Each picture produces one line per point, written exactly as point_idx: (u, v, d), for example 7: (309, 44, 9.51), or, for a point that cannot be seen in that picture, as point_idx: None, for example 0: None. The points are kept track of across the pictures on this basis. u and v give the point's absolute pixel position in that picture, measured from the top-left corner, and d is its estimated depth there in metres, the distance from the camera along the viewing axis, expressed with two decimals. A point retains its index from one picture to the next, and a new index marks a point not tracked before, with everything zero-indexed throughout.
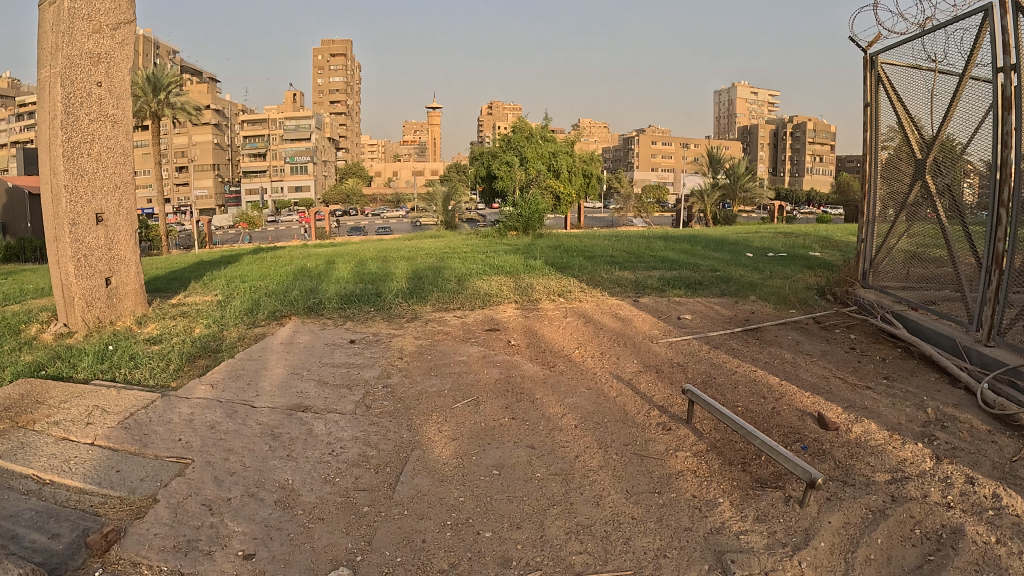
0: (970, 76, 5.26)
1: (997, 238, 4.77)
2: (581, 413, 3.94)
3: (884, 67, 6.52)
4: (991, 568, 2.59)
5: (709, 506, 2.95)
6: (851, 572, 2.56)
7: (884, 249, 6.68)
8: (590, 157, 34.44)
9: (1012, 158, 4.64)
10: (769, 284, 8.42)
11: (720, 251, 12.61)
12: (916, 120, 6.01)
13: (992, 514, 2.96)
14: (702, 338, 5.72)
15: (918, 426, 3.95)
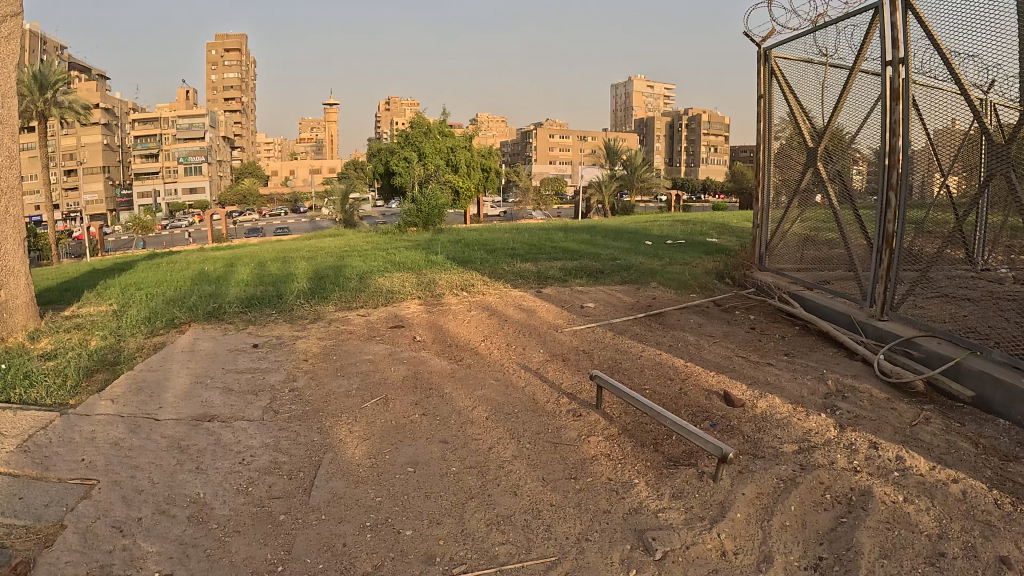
0: (859, 69, 5.50)
1: (886, 220, 4.98)
2: (492, 404, 3.95)
3: (777, 61, 6.74)
4: (901, 526, 2.72)
5: (625, 487, 3.01)
6: (768, 539, 2.65)
7: (779, 233, 6.92)
8: (488, 151, 34.48)
9: (899, 145, 4.88)
10: (668, 270, 8.62)
11: (620, 240, 12.81)
12: (807, 111, 6.24)
13: (896, 475, 3.12)
14: (606, 325, 5.81)
15: (820, 398, 4.11)
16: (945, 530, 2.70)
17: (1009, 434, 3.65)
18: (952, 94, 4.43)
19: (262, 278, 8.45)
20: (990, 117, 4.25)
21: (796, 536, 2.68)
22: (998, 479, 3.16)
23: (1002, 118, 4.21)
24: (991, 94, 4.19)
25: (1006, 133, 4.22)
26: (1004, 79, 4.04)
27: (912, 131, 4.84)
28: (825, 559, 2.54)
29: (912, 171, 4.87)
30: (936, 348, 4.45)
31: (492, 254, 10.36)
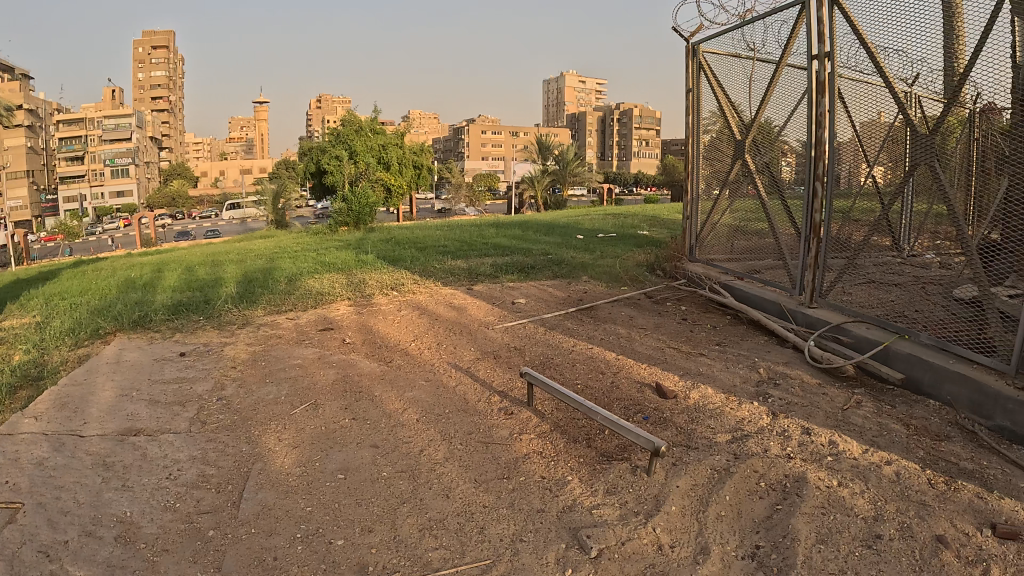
0: (786, 63, 5.59)
1: (813, 211, 5.07)
2: (422, 406, 3.91)
3: (705, 56, 6.81)
4: (837, 510, 2.77)
5: (558, 485, 3.00)
6: (704, 530, 2.66)
7: (709, 224, 7.01)
8: (420, 148, 34.30)
9: (825, 137, 4.98)
10: (599, 263, 8.66)
11: (553, 235, 12.83)
12: (736, 104, 6.31)
13: (830, 460, 3.17)
14: (538, 321, 5.80)
15: (753, 386, 4.16)
16: (880, 513, 2.76)
17: (939, 414, 3.77)
18: (878, 87, 4.56)
19: (190, 283, 8.27)
20: (914, 109, 4.37)
21: (732, 525, 2.70)
22: (930, 460, 3.24)
23: (926, 110, 4.33)
24: (915, 87, 4.32)
25: (928, 125, 4.34)
26: (927, 73, 4.17)
27: (838, 123, 4.94)
28: (763, 547, 2.57)
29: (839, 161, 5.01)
30: (866, 333, 4.55)
31: (423, 252, 10.28)
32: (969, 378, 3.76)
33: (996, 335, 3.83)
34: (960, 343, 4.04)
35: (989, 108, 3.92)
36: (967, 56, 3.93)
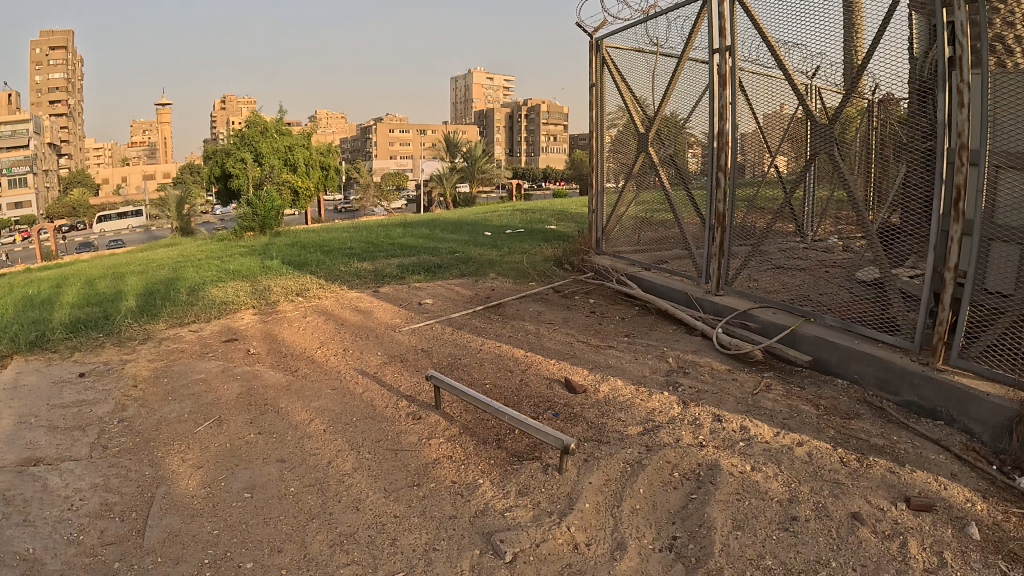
0: (689, 57, 5.68)
1: (717, 201, 5.28)
2: (329, 415, 3.86)
3: (608, 50, 6.87)
4: (751, 494, 2.90)
5: (469, 489, 3.02)
6: (619, 526, 2.73)
7: (614, 217, 7.16)
8: (328, 148, 33.89)
9: (728, 128, 5.13)
10: (507, 259, 8.70)
11: (460, 232, 12.80)
12: (639, 98, 6.40)
13: (742, 445, 3.29)
14: (447, 321, 5.78)
15: (662, 376, 4.23)
16: (795, 494, 2.89)
17: (848, 393, 3.95)
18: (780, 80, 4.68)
19: (88, 299, 7.95)
20: (814, 100, 4.52)
21: (648, 518, 2.79)
22: (841, 438, 3.39)
23: (826, 101, 4.46)
24: (816, 79, 4.45)
25: (828, 115, 4.50)
26: (828, 65, 4.29)
27: (741, 115, 5.09)
28: (680, 538, 2.67)
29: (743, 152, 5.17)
30: (772, 317, 4.75)
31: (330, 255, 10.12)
32: (875, 356, 3.95)
33: (899, 313, 4.06)
34: (864, 324, 4.25)
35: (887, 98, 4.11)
36: (866, 48, 4.08)
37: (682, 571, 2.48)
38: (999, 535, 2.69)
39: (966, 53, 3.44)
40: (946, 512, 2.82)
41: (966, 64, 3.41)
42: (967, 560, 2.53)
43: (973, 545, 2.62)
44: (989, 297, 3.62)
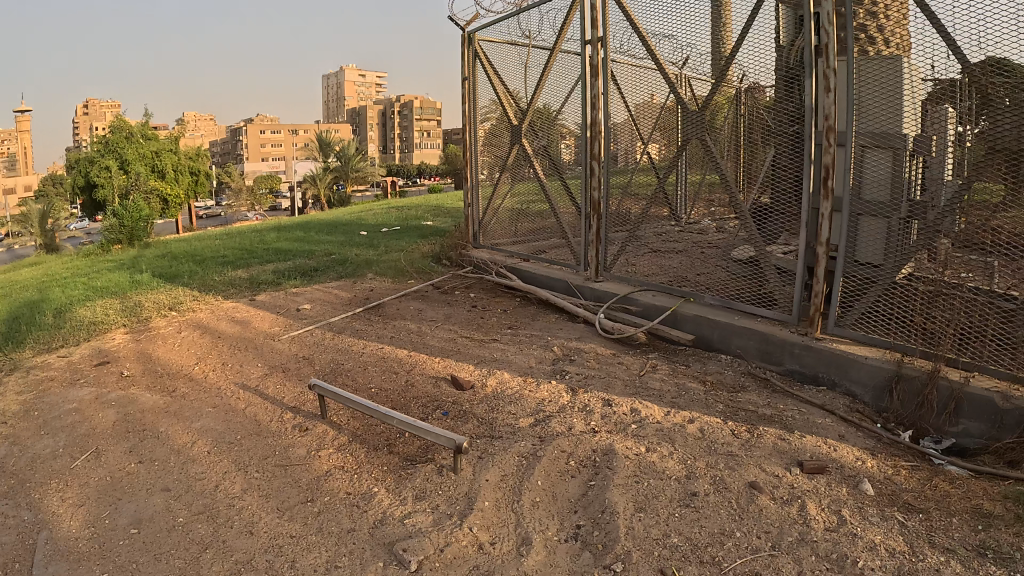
0: (560, 49, 6.00)
1: (592, 189, 5.54)
2: (213, 436, 3.76)
3: (481, 43, 6.98)
4: (650, 474, 3.06)
5: (364, 499, 3.04)
6: (522, 521, 2.81)
7: (491, 210, 7.35)
8: (198, 153, 32.86)
9: (600, 118, 5.38)
10: (384, 257, 8.72)
11: (334, 233, 12.59)
12: (512, 91, 6.61)
13: (634, 428, 3.50)
14: (326, 326, 5.69)
15: (549, 365, 4.50)
16: (693, 471, 3.08)
17: (734, 366, 4.35)
18: (651, 71, 4.93)
19: None
20: (685, 89, 4.79)
21: (550, 509, 2.89)
22: (731, 411, 3.67)
23: (696, 90, 4.78)
24: (684, 69, 4.70)
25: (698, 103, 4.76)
26: (695, 55, 4.52)
27: (612, 105, 5.32)
28: (583, 526, 2.77)
29: (614, 141, 5.39)
30: (652, 300, 5.10)
31: (201, 264, 9.71)
32: (757, 330, 4.37)
33: (775, 288, 4.50)
34: (741, 300, 4.71)
35: (753, 87, 4.33)
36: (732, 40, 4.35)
37: (591, 558, 2.57)
38: (888, 489, 3.00)
39: (833, 42, 3.79)
40: (837, 472, 3.11)
41: (833, 51, 3.80)
42: (865, 515, 2.78)
43: (868, 501, 2.89)
44: (859, 268, 4.07)
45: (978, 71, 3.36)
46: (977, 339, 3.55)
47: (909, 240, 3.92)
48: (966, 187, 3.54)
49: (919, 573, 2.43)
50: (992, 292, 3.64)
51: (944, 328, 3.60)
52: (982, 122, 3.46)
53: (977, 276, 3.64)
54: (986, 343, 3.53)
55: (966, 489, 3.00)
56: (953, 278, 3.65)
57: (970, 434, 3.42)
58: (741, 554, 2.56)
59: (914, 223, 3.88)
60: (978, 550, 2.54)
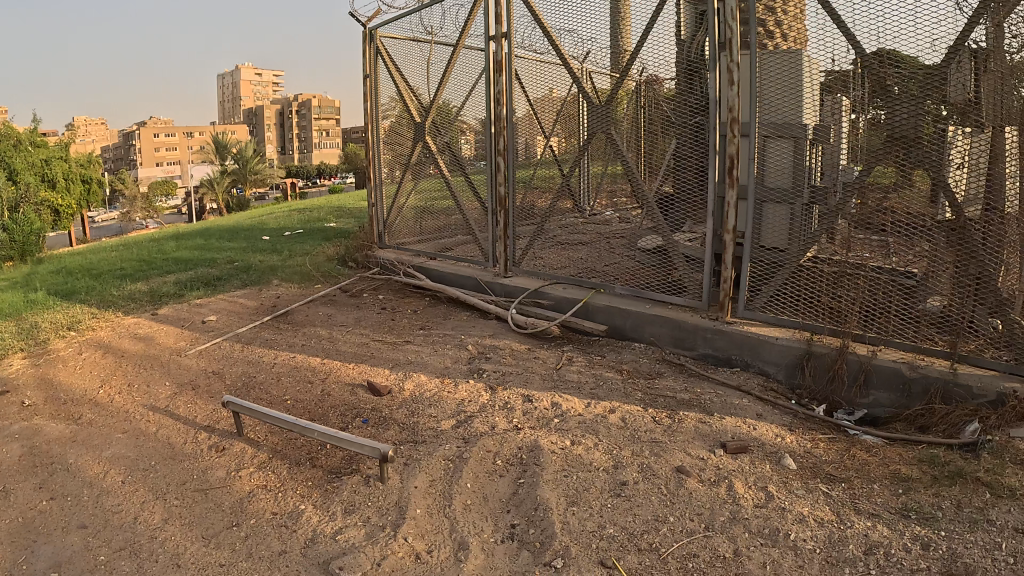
0: (464, 44, 6.06)
1: (499, 184, 5.86)
2: (125, 463, 3.59)
3: (384, 40, 6.95)
4: (578, 467, 3.33)
5: (292, 519, 2.99)
6: (456, 525, 2.91)
7: (394, 208, 7.38)
8: (87, 160, 31.52)
9: (504, 113, 5.75)
10: (287, 262, 8.58)
11: (233, 238, 12.24)
12: (415, 88, 6.68)
13: (558, 422, 3.80)
14: (233, 337, 5.52)
15: (464, 364, 4.73)
16: (620, 461, 3.39)
17: (650, 354, 4.83)
18: (555, 66, 5.34)
19: None
20: (588, 83, 5.21)
21: (482, 511, 3.02)
22: (651, 398, 4.14)
23: (597, 84, 5.18)
24: (586, 63, 5.14)
25: (602, 96, 5.18)
26: (597, 49, 5.00)
27: (516, 100, 5.67)
28: (518, 525, 2.92)
29: (516, 135, 5.74)
30: (562, 294, 5.49)
31: (94, 277, 9.14)
32: (670, 317, 4.87)
33: (684, 275, 4.97)
34: (650, 289, 5.19)
35: (651, 79, 4.77)
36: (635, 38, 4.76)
37: (530, 557, 2.72)
38: (808, 463, 3.50)
39: (734, 37, 4.30)
40: (758, 450, 3.57)
41: (736, 46, 4.27)
42: (791, 488, 3.22)
43: (792, 475, 3.35)
44: (766, 253, 4.66)
45: (875, 63, 3.98)
46: (882, 316, 4.14)
47: (810, 225, 4.48)
48: (866, 172, 4.11)
49: (849, 539, 2.85)
50: (892, 269, 4.15)
51: (851, 305, 4.15)
52: (876, 109, 4.06)
53: (877, 257, 4.15)
54: (890, 319, 4.12)
55: (882, 457, 3.56)
56: (856, 258, 4.21)
57: (881, 404, 4.00)
58: (677, 538, 2.84)
59: (815, 206, 4.46)
60: (902, 513, 3.03)
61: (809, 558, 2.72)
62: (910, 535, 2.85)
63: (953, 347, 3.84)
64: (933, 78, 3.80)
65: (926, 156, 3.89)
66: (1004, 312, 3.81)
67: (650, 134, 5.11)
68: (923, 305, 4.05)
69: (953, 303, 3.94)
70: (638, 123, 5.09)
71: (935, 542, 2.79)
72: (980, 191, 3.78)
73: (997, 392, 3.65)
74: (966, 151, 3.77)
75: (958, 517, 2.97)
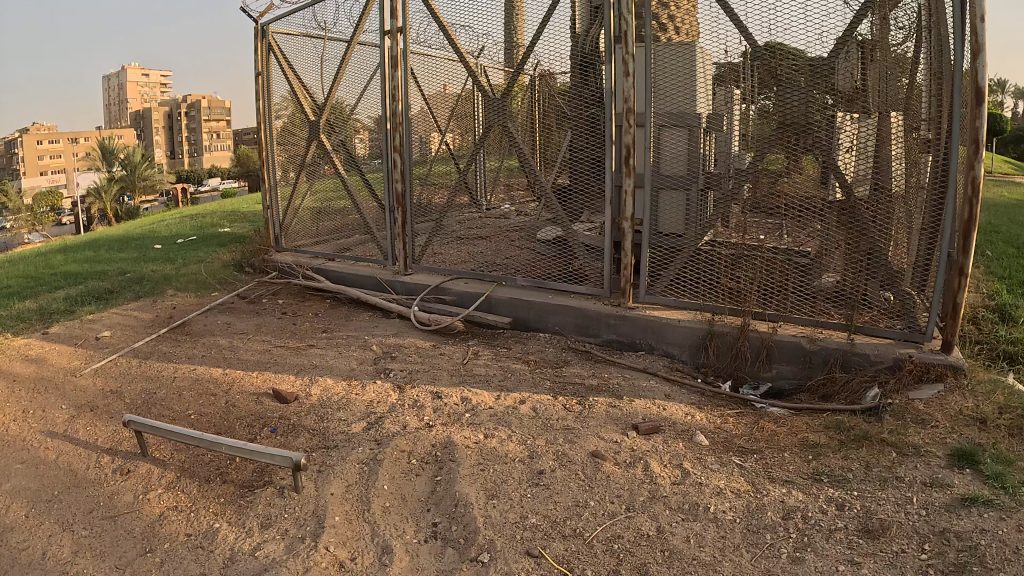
0: (359, 41, 6.10)
1: (395, 181, 5.80)
2: (25, 495, 3.45)
3: (277, 36, 6.84)
4: (492, 459, 3.36)
5: (209, 538, 2.94)
6: (378, 529, 2.91)
7: (290, 211, 7.28)
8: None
9: (399, 109, 5.70)
10: (182, 270, 8.36)
11: (123, 248, 11.79)
12: (308, 86, 6.60)
13: (468, 416, 3.83)
14: (130, 353, 5.34)
15: (371, 365, 4.71)
16: (534, 450, 3.43)
17: (556, 342, 4.95)
18: (449, 61, 5.37)
19: None
20: (482, 77, 5.21)
21: (403, 512, 3.03)
22: (560, 386, 4.21)
23: (492, 79, 5.22)
24: (481, 58, 5.18)
25: (497, 91, 5.22)
26: (491, 44, 5.08)
27: (409, 96, 5.66)
28: (441, 523, 2.94)
29: (412, 131, 5.72)
30: (464, 289, 5.53)
31: None
32: (573, 306, 5.01)
33: (585, 264, 5.19)
34: (552, 280, 5.36)
35: (544, 74, 4.88)
36: (533, 31, 4.83)
37: (456, 554, 2.73)
38: (718, 438, 3.60)
39: (631, 31, 4.42)
40: (668, 430, 3.66)
41: (632, 39, 4.41)
42: (705, 463, 3.32)
43: (704, 451, 3.44)
44: (664, 239, 4.86)
45: (763, 54, 4.15)
46: (780, 294, 4.44)
47: (705, 209, 4.69)
48: (758, 158, 4.32)
49: (766, 506, 2.96)
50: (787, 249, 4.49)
51: (750, 286, 4.44)
52: (765, 99, 4.23)
53: (772, 238, 4.47)
54: (787, 297, 4.44)
55: (789, 427, 3.71)
56: (753, 241, 4.44)
57: (784, 376, 4.34)
58: (600, 521, 2.89)
59: (709, 192, 4.61)
60: (815, 477, 3.17)
61: (730, 528, 2.82)
62: (824, 498, 2.99)
63: (851, 318, 4.24)
64: (820, 70, 4.05)
65: (817, 141, 4.19)
66: (894, 285, 4.22)
67: (546, 129, 5.23)
68: (817, 282, 4.40)
69: (847, 278, 4.33)
70: (532, 119, 5.21)
71: (849, 503, 2.95)
72: (866, 171, 4.13)
73: (893, 359, 4.03)
74: (855, 135, 4.10)
75: (868, 477, 3.15)
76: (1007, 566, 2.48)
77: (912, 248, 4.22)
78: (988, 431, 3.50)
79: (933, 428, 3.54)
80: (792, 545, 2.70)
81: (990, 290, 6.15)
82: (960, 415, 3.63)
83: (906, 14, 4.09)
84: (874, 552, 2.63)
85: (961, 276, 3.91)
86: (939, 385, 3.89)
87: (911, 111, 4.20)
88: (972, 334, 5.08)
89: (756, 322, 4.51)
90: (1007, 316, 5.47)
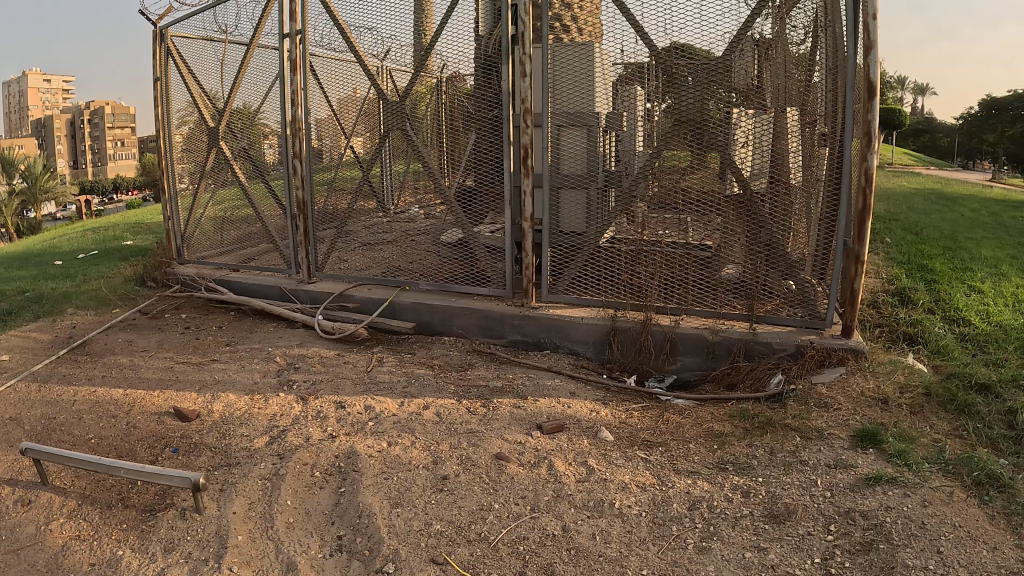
0: (259, 44, 5.97)
1: (295, 187, 5.71)
2: None
3: (175, 40, 6.63)
4: (397, 467, 3.31)
5: (110, 566, 2.82)
6: (282, 546, 2.83)
7: (191, 221, 7.09)
8: None
9: (300, 114, 5.58)
10: (78, 287, 8.07)
11: (20, 267, 11.30)
12: (210, 91, 6.44)
13: (373, 424, 3.78)
14: (26, 376, 5.10)
15: (274, 378, 4.60)
16: (439, 456, 3.40)
17: (462, 345, 4.94)
18: (351, 63, 5.30)
19: None
20: (384, 79, 5.19)
21: (307, 527, 2.95)
22: (465, 389, 4.19)
23: (396, 81, 5.16)
24: (386, 61, 5.12)
25: (397, 94, 5.19)
26: (397, 47, 5.02)
27: (312, 99, 5.57)
28: (346, 535, 2.87)
29: (314, 137, 5.63)
30: (368, 296, 5.46)
31: None
32: (477, 309, 4.99)
33: (487, 266, 5.21)
34: (456, 282, 5.36)
35: (453, 76, 4.84)
36: (433, 31, 4.85)
37: (360, 566, 2.67)
38: (622, 433, 3.62)
39: (528, 32, 4.46)
40: (573, 427, 3.67)
41: (530, 39, 4.46)
42: (611, 459, 3.33)
43: (610, 446, 3.46)
44: (566, 238, 4.82)
45: (663, 55, 4.20)
46: (682, 287, 4.54)
47: (606, 207, 4.65)
48: (656, 155, 4.34)
49: (671, 498, 2.98)
50: (687, 244, 4.50)
51: (651, 281, 4.51)
52: (665, 100, 4.27)
53: (673, 235, 4.47)
54: (689, 289, 4.53)
55: (693, 418, 3.76)
56: (652, 237, 4.50)
57: (688, 368, 4.41)
58: (506, 523, 2.87)
59: (609, 190, 4.60)
60: (719, 466, 3.21)
61: (636, 522, 2.83)
62: (729, 486, 3.03)
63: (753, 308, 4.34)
64: (717, 68, 4.13)
65: (714, 138, 4.25)
66: (794, 274, 4.34)
67: (452, 130, 5.12)
68: (718, 274, 4.49)
69: (747, 269, 4.42)
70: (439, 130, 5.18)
71: (754, 489, 3.00)
72: (763, 166, 4.21)
73: (795, 346, 4.15)
74: (751, 130, 4.19)
75: (771, 463, 3.21)
76: (911, 543, 2.56)
77: (812, 238, 4.30)
78: (889, 410, 3.62)
79: (835, 411, 3.63)
80: (698, 535, 2.73)
81: (891, 275, 6.36)
82: (862, 396, 3.75)
83: (803, 13, 4.12)
84: (779, 537, 2.68)
85: (858, 263, 4.01)
86: (841, 368, 4.03)
87: (807, 107, 4.22)
88: (873, 320, 5.23)
89: (659, 317, 4.57)
90: (907, 300, 5.67)
